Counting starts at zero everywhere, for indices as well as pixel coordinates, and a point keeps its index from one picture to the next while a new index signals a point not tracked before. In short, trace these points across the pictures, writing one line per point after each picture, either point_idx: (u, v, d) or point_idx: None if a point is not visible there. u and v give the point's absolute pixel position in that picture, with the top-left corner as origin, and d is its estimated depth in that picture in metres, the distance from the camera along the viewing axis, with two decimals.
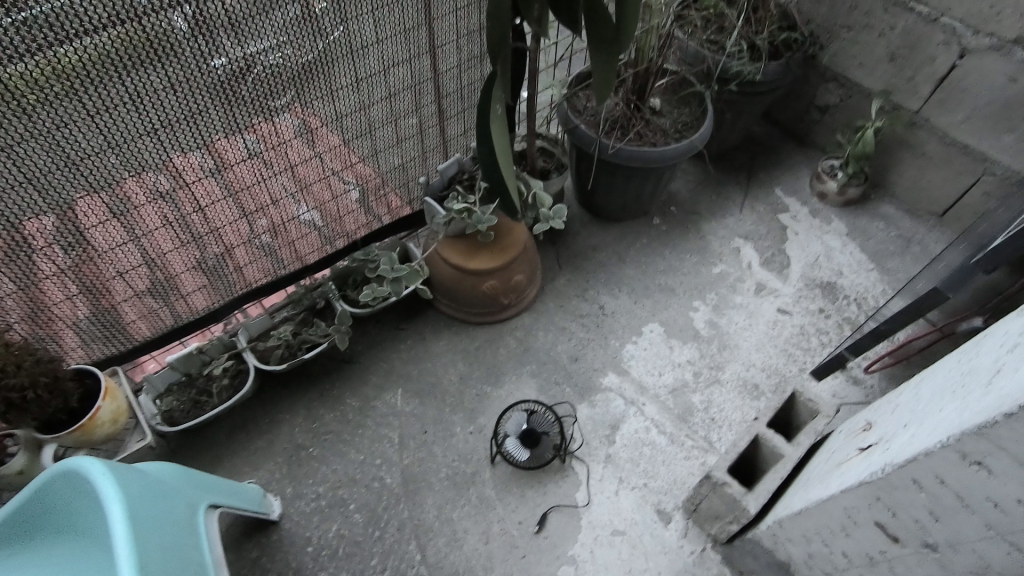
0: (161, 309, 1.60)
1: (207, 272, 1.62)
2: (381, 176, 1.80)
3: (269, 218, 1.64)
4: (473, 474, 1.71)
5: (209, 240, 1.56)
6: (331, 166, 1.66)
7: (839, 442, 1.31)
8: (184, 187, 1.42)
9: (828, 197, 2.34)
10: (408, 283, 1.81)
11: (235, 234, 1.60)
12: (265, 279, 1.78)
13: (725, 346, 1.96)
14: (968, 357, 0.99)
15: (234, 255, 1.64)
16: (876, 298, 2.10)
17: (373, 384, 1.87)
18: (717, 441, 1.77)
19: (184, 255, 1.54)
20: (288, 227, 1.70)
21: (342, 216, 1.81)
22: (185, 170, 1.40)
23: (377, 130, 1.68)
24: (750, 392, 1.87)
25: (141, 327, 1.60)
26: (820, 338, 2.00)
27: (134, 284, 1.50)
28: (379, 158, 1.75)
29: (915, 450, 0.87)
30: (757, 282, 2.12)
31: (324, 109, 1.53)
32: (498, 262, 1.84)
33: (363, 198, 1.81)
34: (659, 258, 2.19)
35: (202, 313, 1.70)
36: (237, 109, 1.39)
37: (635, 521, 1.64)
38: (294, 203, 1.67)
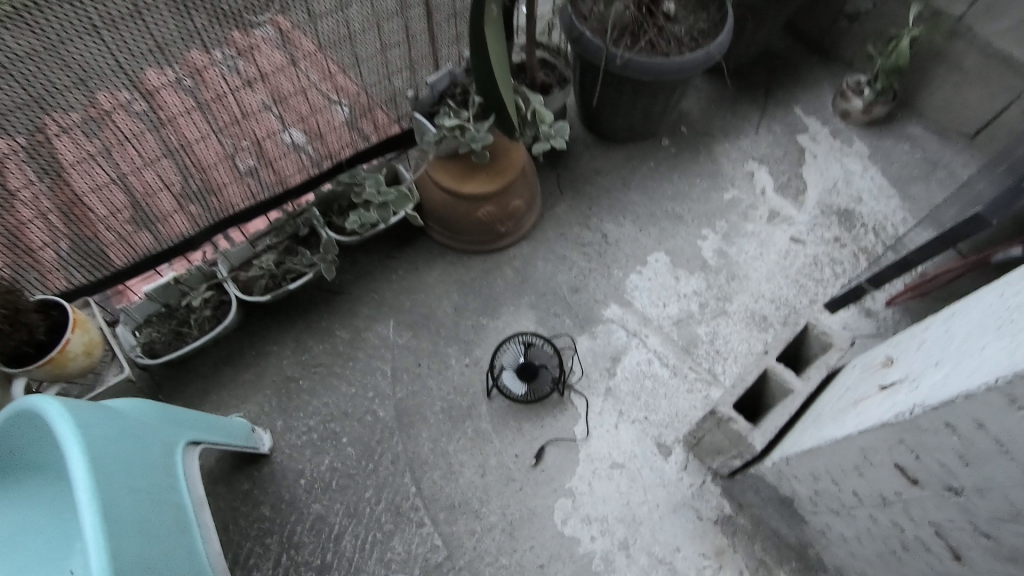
0: (133, 236, 1.48)
1: (179, 195, 1.49)
2: (366, 90, 1.64)
3: (243, 135, 1.49)
4: (468, 407, 1.66)
5: (185, 156, 1.43)
6: (308, 76, 1.49)
7: (854, 378, 1.24)
8: (141, 98, 1.27)
9: (851, 117, 2.16)
10: (397, 208, 1.67)
11: (212, 152, 1.47)
12: (245, 204, 1.64)
13: (734, 277, 1.87)
14: (1013, 291, 0.89)
15: (211, 175, 1.51)
16: (895, 226, 1.98)
17: (364, 315, 1.79)
18: (721, 374, 1.71)
19: (160, 173, 1.42)
20: (266, 146, 1.56)
21: (325, 134, 1.66)
22: (140, 77, 1.24)
23: (357, 35, 1.50)
24: (757, 324, 1.79)
25: (112, 256, 1.49)
26: (834, 268, 1.90)
27: (98, 209, 1.37)
28: (362, 68, 1.58)
29: (954, 392, 0.79)
30: (771, 209, 2.00)
31: (293, 8, 1.35)
32: (494, 186, 1.71)
33: (347, 114, 1.65)
34: (667, 183, 2.04)
35: (178, 240, 1.58)
36: (192, 6, 1.22)
37: (635, 454, 1.60)
38: (269, 119, 1.51)
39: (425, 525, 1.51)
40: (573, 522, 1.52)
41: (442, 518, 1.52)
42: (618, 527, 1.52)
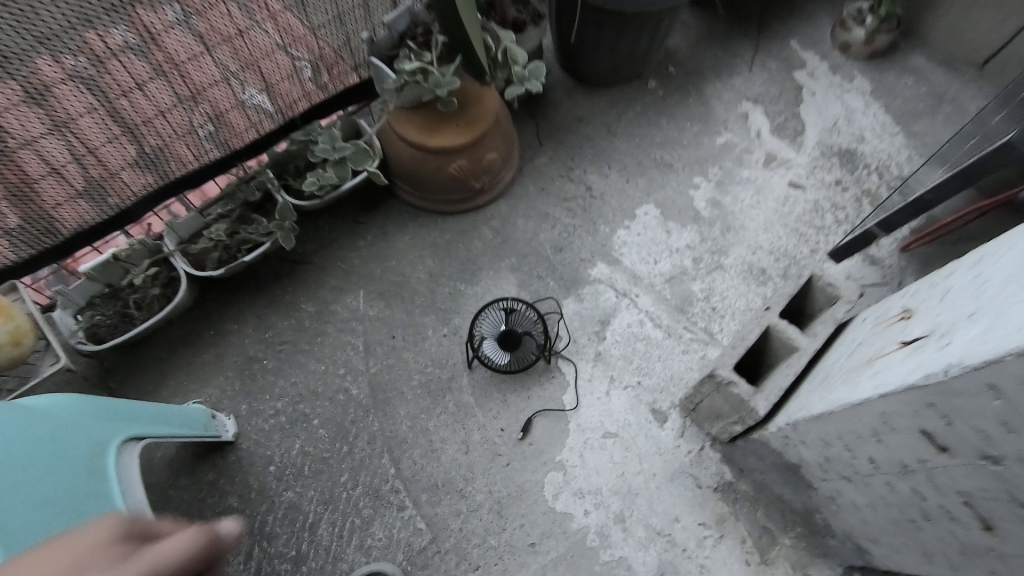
0: (60, 206, 1.31)
1: (110, 157, 1.31)
2: (315, 32, 1.46)
3: (177, 85, 1.31)
4: (448, 380, 1.54)
5: (118, 105, 1.26)
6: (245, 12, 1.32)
7: (866, 334, 1.12)
8: (44, 41, 1.10)
9: (852, 49, 2.00)
10: (356, 164, 1.52)
11: (150, 102, 1.30)
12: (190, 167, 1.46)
13: (730, 228, 1.73)
14: None
15: (152, 131, 1.34)
16: (900, 166, 1.84)
17: (331, 287, 1.64)
18: (719, 333, 1.59)
19: (86, 130, 1.24)
20: (207, 98, 1.38)
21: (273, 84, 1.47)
22: (39, 15, 1.07)
23: None
24: (755, 278, 1.67)
25: (39, 231, 1.31)
26: (836, 214, 1.76)
27: (13, 174, 1.20)
28: (307, 6, 1.39)
29: (998, 348, 0.67)
30: (767, 153, 1.85)
31: None
32: (465, 138, 1.55)
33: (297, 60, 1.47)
34: (655, 129, 1.88)
35: (114, 211, 1.40)
36: None
37: (628, 422, 1.50)
38: (207, 66, 1.33)
39: (407, 509, 1.41)
40: (564, 497, 1.43)
41: (425, 500, 1.42)
42: (613, 500, 1.42)
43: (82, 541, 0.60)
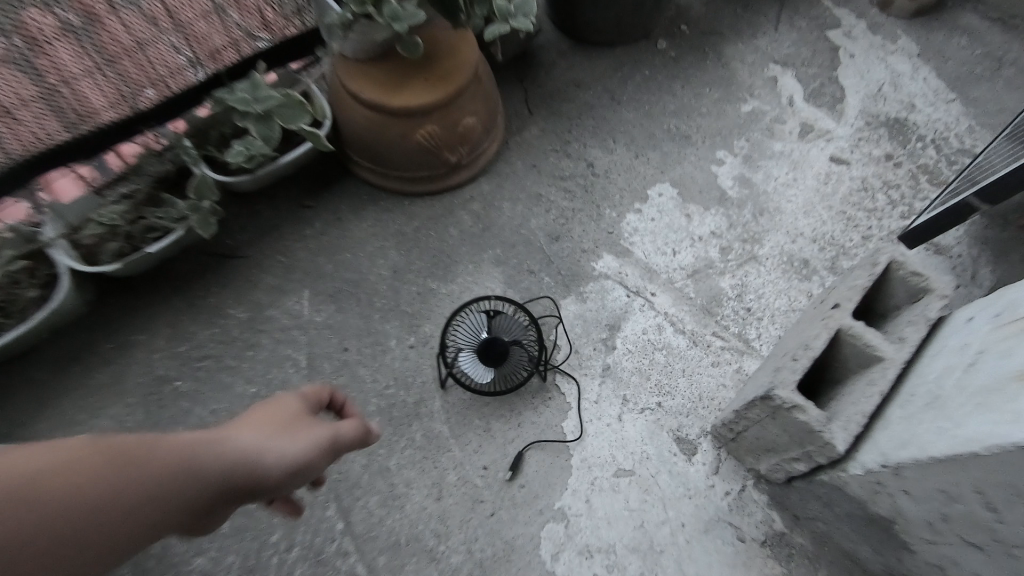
0: None
1: None
2: None
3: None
4: (415, 404, 1.20)
5: None
6: None
7: (986, 340, 0.80)
8: None
9: (893, 6, 1.71)
10: (291, 125, 1.16)
11: (40, 16, 1.02)
12: (86, 123, 1.13)
13: (762, 210, 1.42)
14: None
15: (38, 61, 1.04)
16: (960, 138, 1.54)
17: (267, 287, 1.30)
18: (756, 339, 1.27)
19: None
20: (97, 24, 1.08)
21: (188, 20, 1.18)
22: None
23: None
24: (797, 272, 1.35)
25: None
26: (889, 194, 1.46)
27: None
28: None
29: None
30: (802, 122, 1.54)
31: None
32: (437, 97, 1.22)
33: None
34: (667, 95, 1.57)
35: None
36: None
37: (647, 455, 1.16)
38: None
39: None
40: (567, 557, 1.09)
41: (382, 565, 1.07)
42: (631, 561, 1.09)
43: (290, 404, 0.76)
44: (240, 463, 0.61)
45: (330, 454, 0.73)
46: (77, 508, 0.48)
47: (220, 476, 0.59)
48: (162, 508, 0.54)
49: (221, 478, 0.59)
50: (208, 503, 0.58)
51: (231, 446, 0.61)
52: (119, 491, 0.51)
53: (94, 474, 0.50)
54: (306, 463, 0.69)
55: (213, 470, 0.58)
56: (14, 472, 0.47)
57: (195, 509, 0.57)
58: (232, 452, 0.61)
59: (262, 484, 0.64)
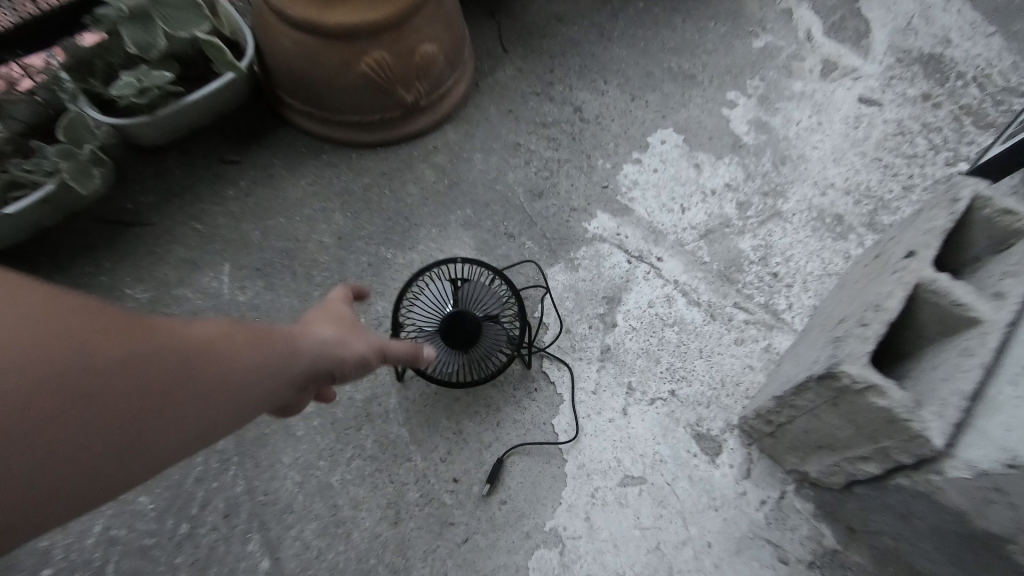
0: None
1: None
2: None
3: None
4: (366, 403, 0.94)
5: None
6: None
7: None
8: None
9: None
10: (185, 33, 0.90)
11: None
12: None
13: (784, 159, 1.19)
14: None
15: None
16: (1005, 75, 1.33)
17: (177, 262, 1.03)
18: (787, 310, 1.03)
19: None
20: None
21: None
22: None
23: None
24: (830, 229, 1.12)
25: None
26: (929, 138, 1.23)
27: None
28: None
29: None
30: (823, 59, 1.32)
31: None
32: (386, 15, 0.96)
33: None
34: (665, 30, 1.33)
35: None
36: None
37: (661, 458, 0.92)
38: None
39: None
40: None
41: None
42: None
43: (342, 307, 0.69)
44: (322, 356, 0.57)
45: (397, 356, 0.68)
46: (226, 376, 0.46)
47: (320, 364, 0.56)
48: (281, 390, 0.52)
49: (316, 364, 0.56)
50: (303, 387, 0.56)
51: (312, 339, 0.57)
52: (254, 373, 0.48)
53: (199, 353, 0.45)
54: (368, 366, 0.64)
55: (312, 354, 0.56)
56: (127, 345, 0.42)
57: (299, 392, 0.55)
58: (320, 342, 0.58)
59: (343, 374, 0.61)
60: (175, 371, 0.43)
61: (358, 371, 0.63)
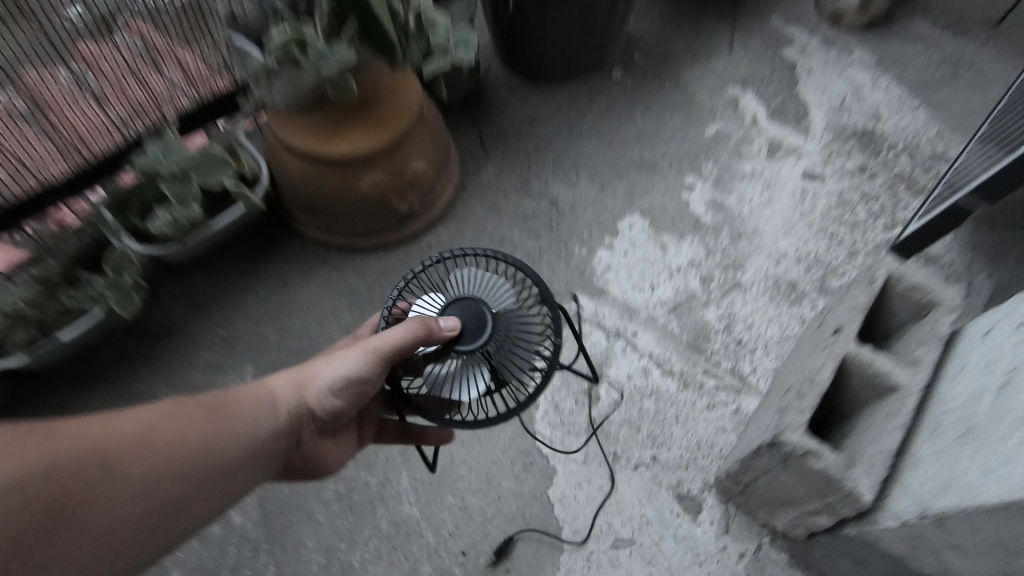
0: None
1: None
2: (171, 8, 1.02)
3: None
4: (380, 486, 1.05)
5: None
6: None
7: (1017, 356, 0.70)
8: None
9: (844, 20, 1.68)
10: (210, 181, 1.07)
11: None
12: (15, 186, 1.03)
13: (740, 234, 1.33)
14: None
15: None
16: (931, 144, 1.49)
17: (205, 366, 1.16)
18: (752, 374, 1.16)
19: None
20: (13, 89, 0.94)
21: (117, 79, 1.03)
22: None
23: None
24: (786, 297, 1.25)
25: None
26: (869, 206, 1.39)
27: None
28: None
29: None
30: (769, 141, 1.48)
31: None
32: (375, 141, 1.12)
33: (143, 41, 1.02)
34: (627, 124, 1.51)
35: None
36: None
37: (647, 520, 1.02)
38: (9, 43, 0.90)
39: None
40: None
41: None
42: None
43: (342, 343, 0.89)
44: (279, 410, 0.74)
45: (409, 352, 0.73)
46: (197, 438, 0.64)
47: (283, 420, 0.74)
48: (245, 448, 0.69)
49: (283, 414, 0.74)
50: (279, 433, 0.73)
51: (272, 397, 0.74)
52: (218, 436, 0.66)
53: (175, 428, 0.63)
54: (374, 367, 0.73)
55: (277, 408, 0.74)
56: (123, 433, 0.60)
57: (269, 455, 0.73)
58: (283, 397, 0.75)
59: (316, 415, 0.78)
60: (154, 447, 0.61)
61: (352, 389, 0.75)
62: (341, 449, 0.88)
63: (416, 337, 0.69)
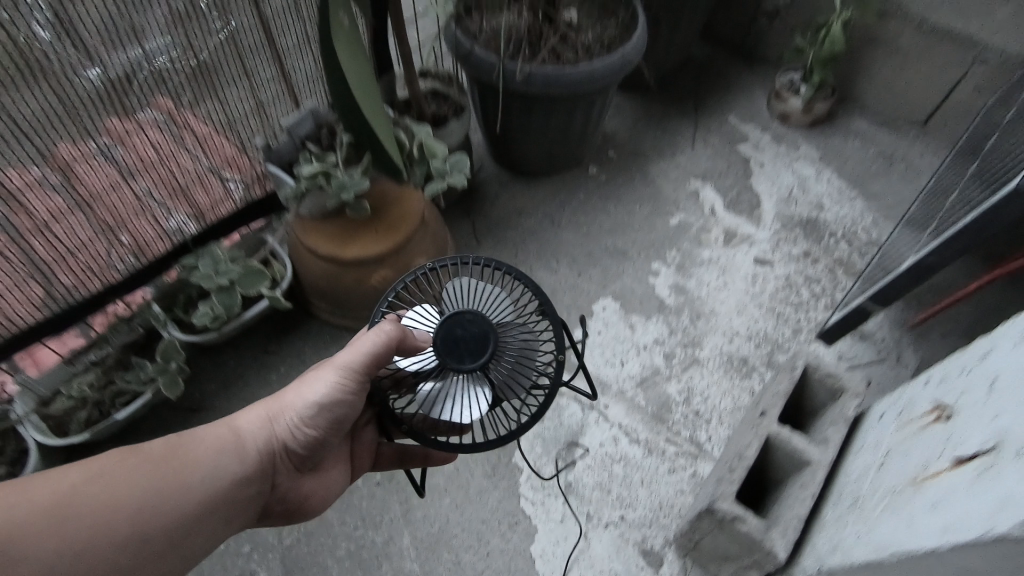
0: None
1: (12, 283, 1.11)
2: (229, 131, 1.27)
3: (80, 197, 1.11)
4: (385, 544, 1.22)
5: (18, 217, 1.05)
6: (152, 117, 1.14)
7: (892, 441, 0.89)
8: None
9: (791, 119, 1.92)
10: (248, 289, 1.27)
11: (54, 205, 1.08)
12: (101, 279, 1.25)
13: (699, 315, 1.53)
14: None
15: (22, 229, 1.07)
16: (866, 231, 1.71)
17: None
18: (707, 442, 1.34)
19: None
20: (109, 205, 1.17)
21: (183, 186, 1.27)
22: None
23: (207, 60, 1.15)
24: (737, 371, 1.44)
25: None
26: (811, 288, 1.59)
27: None
28: (221, 102, 1.22)
29: None
30: (725, 230, 1.70)
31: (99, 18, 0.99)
32: (385, 245, 1.31)
33: (205, 154, 1.26)
34: (601, 215, 1.73)
35: (30, 323, 1.20)
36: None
37: (615, 573, 1.19)
38: (110, 170, 1.14)
39: None
40: None
41: None
42: None
43: None
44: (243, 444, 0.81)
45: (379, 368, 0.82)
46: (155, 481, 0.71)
47: (244, 466, 0.79)
48: (205, 488, 0.74)
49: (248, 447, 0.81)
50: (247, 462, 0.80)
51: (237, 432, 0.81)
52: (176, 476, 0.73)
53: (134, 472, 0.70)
54: (343, 384, 0.80)
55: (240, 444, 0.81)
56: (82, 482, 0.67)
57: (229, 506, 0.77)
58: (250, 429, 0.82)
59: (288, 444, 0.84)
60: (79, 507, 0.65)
61: (321, 415, 0.82)
62: (325, 486, 0.93)
63: (389, 343, 0.78)
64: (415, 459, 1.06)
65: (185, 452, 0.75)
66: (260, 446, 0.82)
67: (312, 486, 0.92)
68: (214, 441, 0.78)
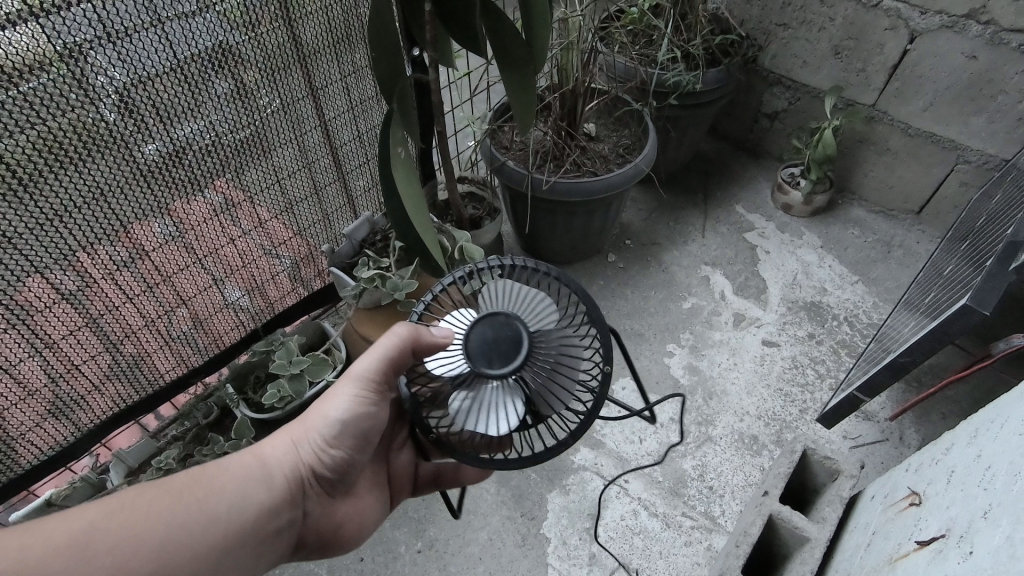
0: (67, 423, 1.29)
1: (117, 369, 1.31)
2: (301, 234, 1.52)
3: (174, 291, 1.32)
4: None
5: (124, 310, 1.25)
6: (235, 220, 1.36)
7: (878, 522, 1.01)
8: (100, 281, 1.18)
9: (794, 209, 2.11)
10: (314, 377, 1.49)
11: (154, 302, 1.30)
12: (188, 365, 1.46)
13: (711, 395, 1.67)
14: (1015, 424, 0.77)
15: (118, 313, 1.24)
16: (868, 314, 1.85)
17: None
18: (721, 516, 1.45)
19: (106, 356, 1.27)
20: (202, 299, 1.39)
21: (260, 282, 1.50)
22: (97, 262, 1.16)
23: (286, 179, 1.40)
24: (747, 448, 1.56)
25: (52, 436, 1.28)
26: (816, 369, 1.72)
27: (43, 399, 1.22)
28: (296, 212, 1.47)
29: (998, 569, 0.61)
30: (734, 313, 1.86)
31: (193, 133, 1.19)
32: None
33: (276, 254, 1.49)
34: (620, 300, 1.90)
35: (130, 405, 1.40)
36: (108, 165, 1.09)
37: None
38: (205, 272, 1.37)
39: None
40: None
41: None
42: None
43: None
44: (280, 472, 0.87)
45: (409, 368, 0.90)
46: (184, 517, 0.75)
47: (270, 490, 0.85)
48: (230, 528, 0.79)
49: (282, 473, 0.88)
50: (280, 489, 0.87)
51: (274, 464, 0.88)
52: (205, 512, 0.77)
53: (169, 502, 0.75)
54: (363, 393, 0.90)
55: (278, 472, 0.87)
56: (118, 510, 0.72)
57: (257, 530, 0.83)
58: (283, 455, 0.89)
59: (319, 468, 0.91)
60: (110, 533, 0.70)
61: (345, 432, 0.91)
62: (359, 511, 1.03)
63: (402, 343, 0.86)
64: (447, 479, 1.18)
65: (209, 480, 0.81)
66: (286, 470, 0.88)
67: (348, 511, 1.01)
68: (241, 467, 0.85)
